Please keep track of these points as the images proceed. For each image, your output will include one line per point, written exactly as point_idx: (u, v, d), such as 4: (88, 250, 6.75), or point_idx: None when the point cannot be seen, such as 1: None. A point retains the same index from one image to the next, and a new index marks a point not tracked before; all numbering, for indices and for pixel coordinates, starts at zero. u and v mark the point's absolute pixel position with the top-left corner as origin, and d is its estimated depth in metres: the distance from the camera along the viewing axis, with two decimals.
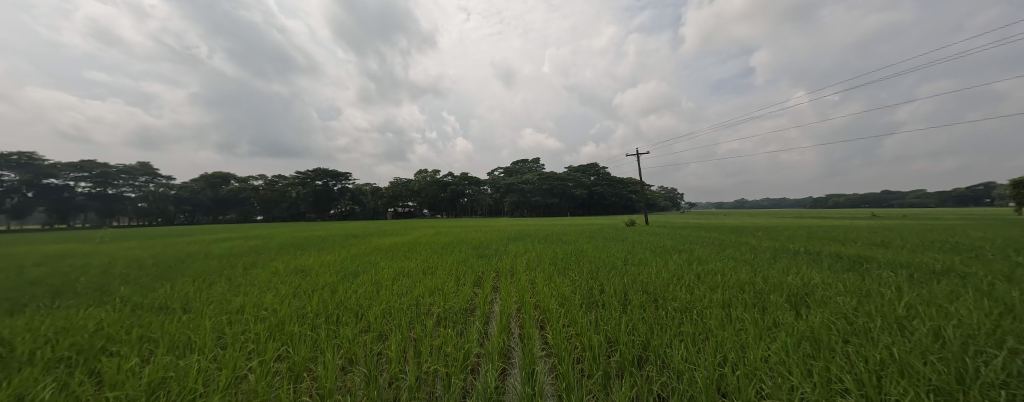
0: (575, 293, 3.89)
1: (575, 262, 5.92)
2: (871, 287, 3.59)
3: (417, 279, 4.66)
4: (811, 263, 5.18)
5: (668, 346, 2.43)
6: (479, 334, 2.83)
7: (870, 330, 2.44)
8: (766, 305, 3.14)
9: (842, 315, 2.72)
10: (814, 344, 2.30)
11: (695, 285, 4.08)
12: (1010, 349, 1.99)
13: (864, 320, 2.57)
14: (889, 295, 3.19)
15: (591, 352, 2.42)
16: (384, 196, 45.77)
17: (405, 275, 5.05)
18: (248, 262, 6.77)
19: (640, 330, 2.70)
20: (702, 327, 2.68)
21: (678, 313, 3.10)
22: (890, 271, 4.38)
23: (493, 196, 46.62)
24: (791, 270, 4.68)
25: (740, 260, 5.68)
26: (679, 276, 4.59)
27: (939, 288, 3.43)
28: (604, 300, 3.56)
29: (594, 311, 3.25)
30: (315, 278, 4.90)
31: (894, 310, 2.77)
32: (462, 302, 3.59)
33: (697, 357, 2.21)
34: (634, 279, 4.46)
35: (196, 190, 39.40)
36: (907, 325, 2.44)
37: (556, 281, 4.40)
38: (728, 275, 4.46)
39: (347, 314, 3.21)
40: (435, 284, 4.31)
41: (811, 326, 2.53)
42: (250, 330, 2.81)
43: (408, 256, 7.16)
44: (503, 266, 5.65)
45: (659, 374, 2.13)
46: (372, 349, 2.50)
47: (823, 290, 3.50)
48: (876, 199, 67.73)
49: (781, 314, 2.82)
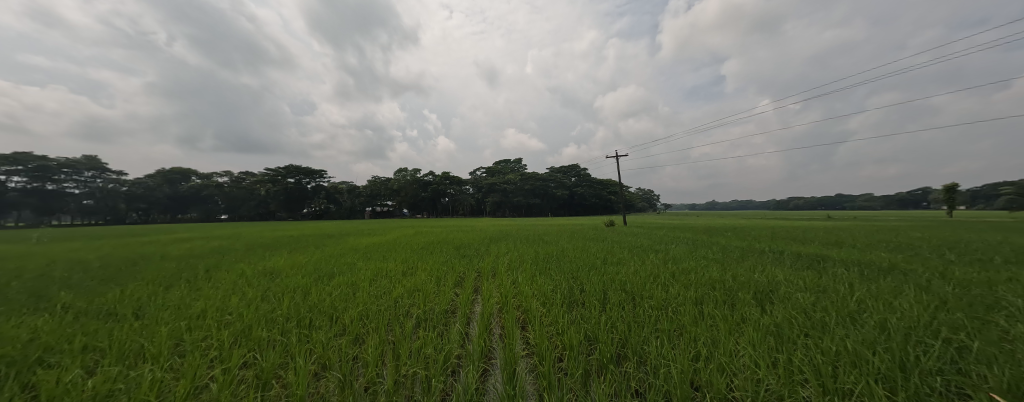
0: (556, 293, 3.94)
1: (555, 262, 6.01)
2: (827, 283, 3.88)
3: (397, 280, 4.59)
4: (775, 261, 5.55)
5: (645, 343, 2.50)
6: (460, 336, 2.79)
7: (826, 324, 2.63)
8: (734, 302, 3.31)
9: (801, 310, 2.92)
10: (778, 338, 2.44)
11: (669, 283, 4.26)
12: (945, 339, 2.20)
13: (822, 315, 2.76)
14: (843, 291, 3.46)
15: (571, 351, 2.45)
16: (362, 195, 44.40)
17: (384, 276, 4.92)
18: (211, 264, 6.33)
19: (619, 328, 2.76)
20: (677, 324, 2.79)
21: (655, 310, 3.21)
22: (843, 269, 4.76)
23: (476, 195, 46.27)
24: (757, 268, 5.00)
25: (711, 259, 5.99)
26: (655, 274, 4.79)
27: (885, 284, 3.76)
28: (585, 299, 3.63)
29: (574, 310, 3.30)
30: (286, 280, 4.66)
31: (847, 305, 3.00)
32: (442, 303, 3.51)
33: (673, 354, 2.29)
34: (613, 278, 4.58)
35: (151, 187, 37.00)
36: (857, 318, 2.66)
37: (537, 281, 4.45)
38: (700, 273, 4.71)
39: (321, 317, 3.08)
40: (414, 285, 4.24)
41: (775, 321, 2.68)
42: (212, 336, 2.62)
43: (388, 256, 7.01)
44: (484, 266, 5.64)
45: (637, 370, 2.19)
46: (349, 352, 2.42)
47: (786, 287, 3.74)
48: (830, 201, 73.53)
49: (749, 310, 2.99)
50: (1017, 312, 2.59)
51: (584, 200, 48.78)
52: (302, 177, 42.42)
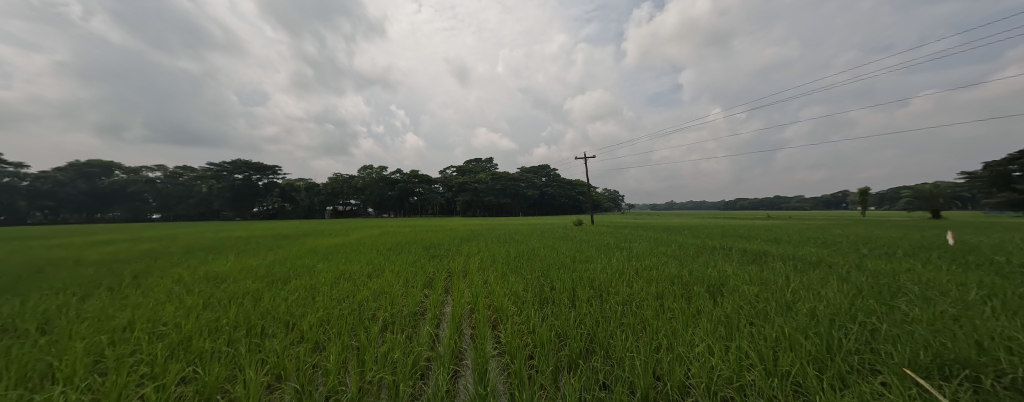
0: (527, 291, 3.98)
1: (525, 261, 6.06)
2: (768, 276, 4.32)
3: (363, 282, 4.38)
4: (725, 257, 6.06)
5: (612, 337, 2.61)
6: (429, 338, 2.72)
7: (767, 312, 2.93)
8: (691, 295, 3.56)
9: (747, 301, 3.22)
10: (728, 327, 2.66)
11: (633, 279, 4.49)
12: (860, 322, 2.55)
13: (764, 305, 3.07)
14: (780, 283, 3.87)
15: (542, 348, 2.49)
16: (322, 194, 41.67)
17: (347, 278, 4.66)
18: (139, 269, 5.57)
19: (587, 323, 2.86)
20: (641, 318, 2.95)
21: (620, 305, 3.36)
22: (781, 263, 5.32)
23: (445, 195, 45.29)
24: (710, 263, 5.42)
25: (670, 256, 6.41)
26: (620, 271, 5.02)
27: (814, 276, 4.26)
28: (555, 297, 3.71)
29: (545, 308, 3.35)
30: (234, 285, 4.25)
31: (785, 295, 3.35)
32: (411, 305, 3.40)
33: (637, 346, 2.41)
34: (581, 276, 4.73)
35: (60, 181, 30.04)
36: (793, 306, 2.99)
37: (508, 280, 4.47)
38: (660, 269, 5.02)
39: (276, 325, 2.85)
40: (380, 287, 4.05)
41: (725, 312, 2.93)
42: (142, 350, 2.31)
43: (352, 258, 6.65)
44: (455, 266, 5.55)
45: (604, 363, 2.28)
46: (307, 361, 2.25)
47: (734, 281, 4.10)
48: (770, 202, 81.87)
49: (703, 302, 3.23)
50: (912, 297, 3.07)
51: (554, 199, 49.86)
52: (253, 173, 38.86)
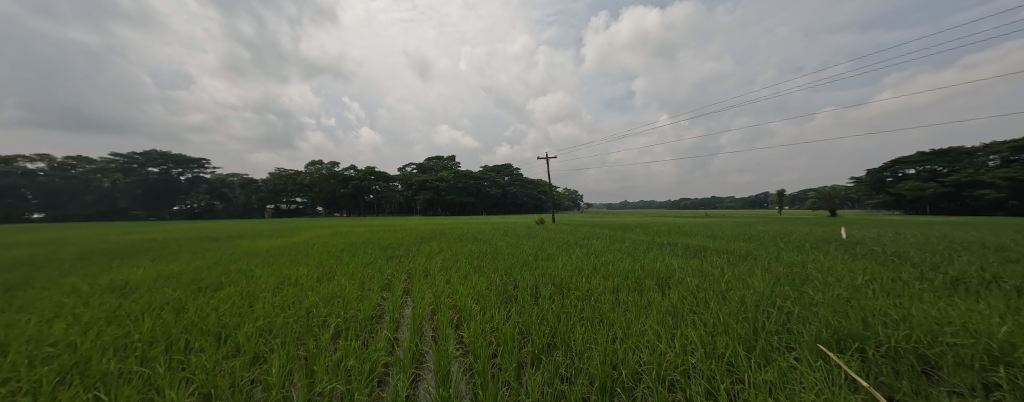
0: (490, 290, 3.97)
1: (488, 260, 6.04)
2: (707, 269, 4.81)
3: (313, 287, 4.03)
4: (672, 253, 6.61)
5: (572, 331, 2.71)
6: (388, 343, 2.58)
7: (705, 301, 3.26)
8: (642, 289, 3.84)
9: (690, 292, 3.56)
10: (674, 316, 2.91)
11: (592, 275, 4.71)
12: (779, 307, 2.95)
13: (703, 295, 3.41)
14: (717, 275, 4.33)
15: (505, 346, 2.50)
16: (262, 191, 37.50)
17: (293, 283, 4.25)
18: (12, 280, 4.52)
19: (549, 320, 2.94)
20: (598, 311, 3.11)
21: (580, 301, 3.51)
22: (718, 257, 5.95)
23: (405, 193, 43.33)
24: (659, 258, 5.88)
25: (625, 252, 6.82)
26: (580, 268, 5.23)
27: (744, 267, 4.84)
28: (518, 295, 3.75)
29: (508, 306, 3.38)
30: (149, 295, 3.65)
31: (720, 285, 3.77)
32: (367, 309, 3.20)
33: (595, 339, 2.53)
34: (543, 273, 4.85)
35: None
36: (726, 295, 3.36)
37: (471, 279, 4.42)
38: (616, 265, 5.33)
39: (204, 338, 2.50)
40: (332, 291, 3.76)
41: (672, 303, 3.20)
42: (18, 379, 1.88)
43: (298, 260, 6.08)
44: (415, 266, 5.35)
45: (565, 357, 2.35)
46: (243, 377, 2.01)
47: (679, 274, 4.50)
48: (707, 202, 91.22)
49: (653, 295, 3.50)
50: (817, 283, 3.64)
51: (516, 199, 50.43)
52: (173, 166, 33.64)
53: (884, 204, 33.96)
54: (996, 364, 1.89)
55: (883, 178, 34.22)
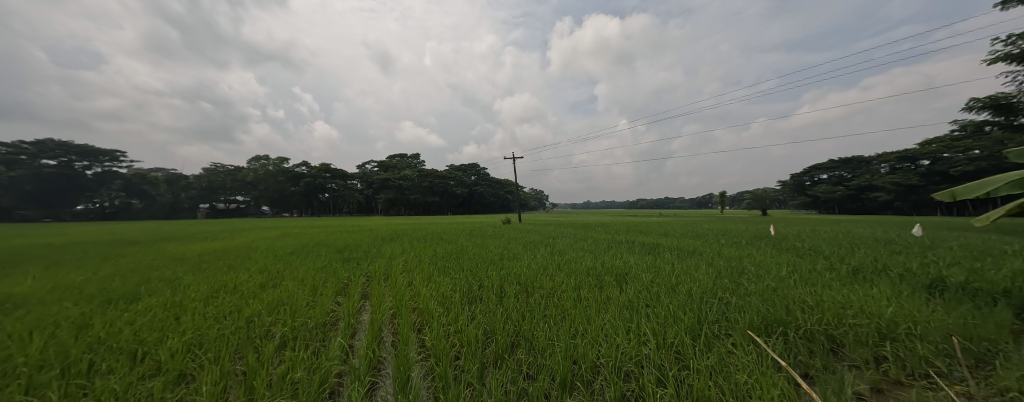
0: (455, 291, 3.90)
1: (454, 260, 5.93)
2: (660, 264, 5.17)
3: (255, 294, 3.65)
4: (629, 250, 7.00)
5: (536, 329, 2.76)
6: (342, 351, 2.42)
7: (658, 294, 3.50)
8: (603, 285, 4.02)
9: (645, 287, 3.80)
10: (630, 310, 3.09)
11: (556, 273, 4.84)
12: (720, 297, 3.26)
13: (657, 289, 3.66)
14: (669, 270, 4.67)
15: (469, 347, 2.47)
16: (194, 188, 33.27)
17: (231, 291, 3.82)
18: None
19: (514, 319, 2.96)
20: (561, 308, 3.19)
21: (544, 299, 3.58)
22: (669, 253, 6.42)
23: (364, 192, 41.01)
24: (618, 256, 6.19)
25: (587, 250, 7.09)
26: (545, 266, 5.34)
27: (691, 263, 5.27)
28: (483, 295, 3.73)
29: (473, 307, 3.34)
30: (39, 310, 3.05)
31: (671, 279, 4.07)
32: (319, 316, 2.97)
33: (558, 336, 2.59)
34: (509, 273, 4.87)
35: None
36: (676, 288, 3.64)
37: (435, 281, 4.30)
38: (578, 263, 5.53)
39: (113, 358, 2.15)
40: (279, 298, 3.45)
41: (629, 298, 3.39)
42: None
43: (238, 265, 5.48)
44: (375, 269, 5.09)
45: (528, 355, 2.39)
46: (164, 399, 1.75)
47: (636, 270, 4.79)
48: (661, 202, 98.10)
49: (612, 290, 3.69)
50: (750, 275, 4.08)
51: (483, 198, 50.14)
52: (76, 158, 28.51)
53: (803, 204, 39.17)
54: (883, 340, 2.26)
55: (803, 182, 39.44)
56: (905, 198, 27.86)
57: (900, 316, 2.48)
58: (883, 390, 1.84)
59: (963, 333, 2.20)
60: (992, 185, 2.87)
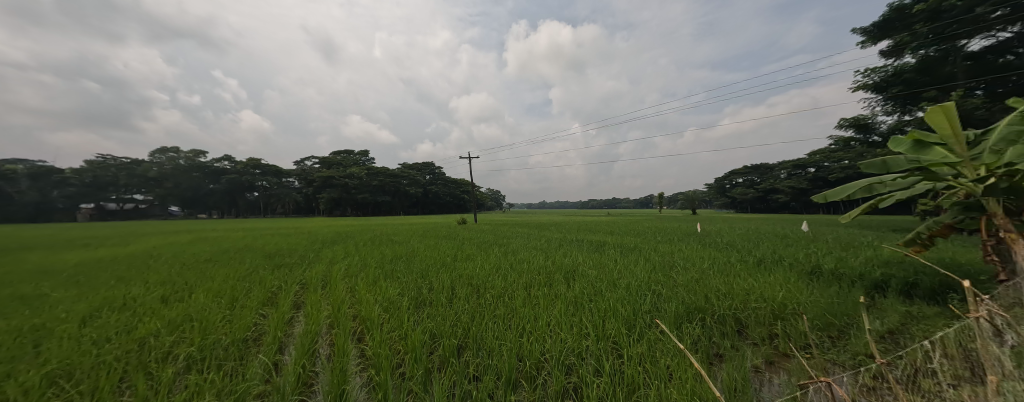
0: (402, 295, 3.73)
1: (403, 263, 5.66)
2: (605, 261, 5.52)
3: (153, 311, 3.08)
4: (578, 248, 7.35)
5: (484, 329, 2.76)
6: (264, 369, 2.17)
7: (601, 290, 3.73)
8: (552, 282, 4.18)
9: (590, 283, 4.03)
10: (574, 305, 3.25)
11: (507, 272, 4.89)
12: (653, 290, 3.59)
13: (600, 284, 3.90)
14: (613, 266, 5.01)
15: (413, 352, 2.38)
16: None
17: (119, 308, 3.17)
18: None
19: (462, 320, 2.92)
20: (511, 308, 3.24)
21: (494, 299, 3.59)
22: (613, 250, 6.88)
23: (303, 191, 37.15)
24: (568, 254, 6.47)
25: (539, 249, 7.28)
26: (497, 267, 5.36)
27: (632, 259, 5.72)
28: (432, 298, 3.63)
29: (420, 311, 3.23)
30: None
31: (613, 275, 4.38)
32: (238, 331, 2.63)
33: (505, 334, 2.63)
34: (461, 274, 4.80)
35: None
36: (617, 283, 3.92)
37: (380, 285, 4.06)
38: (530, 261, 5.66)
39: None
40: (187, 314, 2.96)
41: (575, 294, 3.57)
42: None
43: (133, 277, 4.57)
44: (312, 275, 4.65)
45: (475, 356, 2.39)
46: None
47: (583, 267, 5.05)
48: (610, 203, 104.84)
49: (560, 287, 3.84)
50: (679, 269, 4.55)
51: (437, 198, 48.63)
52: None
53: (725, 204, 44.92)
54: (775, 319, 2.70)
55: (725, 185, 45.21)
56: (798, 199, 33.51)
57: (787, 299, 2.98)
58: (773, 362, 2.21)
59: (830, 311, 2.72)
60: (849, 190, 3.58)
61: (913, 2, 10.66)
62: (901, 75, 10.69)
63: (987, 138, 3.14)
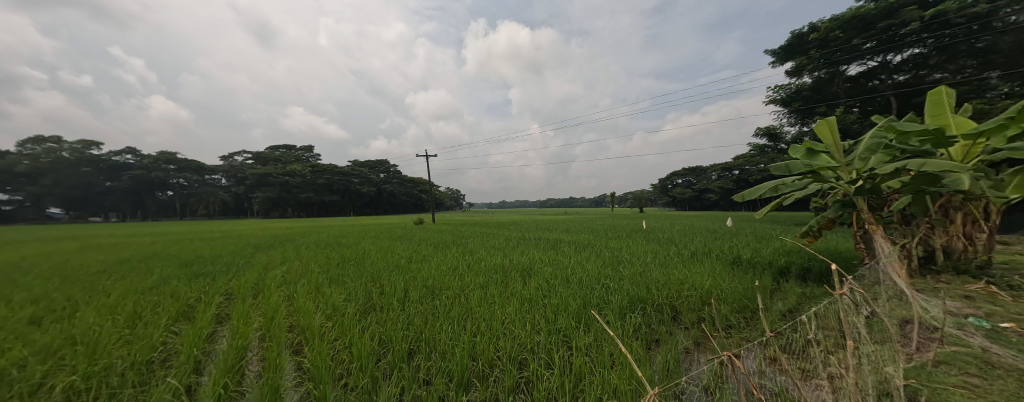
0: (349, 301, 3.49)
1: (352, 267, 5.29)
2: (560, 258, 5.73)
3: (18, 336, 2.49)
4: (535, 246, 7.54)
5: (438, 331, 2.70)
6: (174, 394, 1.88)
7: (554, 286, 3.86)
8: (508, 281, 4.21)
9: (545, 279, 4.15)
10: (529, 302, 3.32)
11: (464, 272, 4.83)
12: (602, 284, 3.81)
13: (554, 281, 4.03)
14: (567, 263, 5.22)
15: (359, 360, 2.25)
16: None
17: None
18: None
19: (415, 323, 2.83)
20: (466, 308, 3.21)
21: (450, 300, 3.53)
22: (568, 247, 7.17)
23: (232, 189, 32.76)
24: (525, 252, 6.59)
25: (497, 248, 7.31)
26: (454, 267, 5.26)
27: (585, 255, 6.01)
28: (382, 303, 3.45)
29: (369, 316, 3.05)
30: None
31: (567, 271, 4.55)
32: (141, 353, 2.24)
33: (459, 335, 2.60)
34: (415, 276, 4.63)
35: None
36: (570, 279, 4.09)
37: (324, 291, 3.74)
38: (488, 261, 5.65)
39: None
40: (68, 337, 2.45)
41: (530, 291, 3.65)
42: None
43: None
44: (241, 283, 4.13)
45: (427, 360, 2.33)
46: None
47: (539, 264, 5.19)
48: (567, 202, 108.71)
49: (516, 285, 3.90)
50: (626, 263, 4.90)
51: (393, 198, 46.29)
52: None
53: (668, 202, 49.31)
54: (702, 305, 3.04)
55: (667, 185, 49.61)
56: (726, 197, 38.07)
57: (713, 287, 3.37)
58: (700, 343, 2.50)
59: (745, 295, 3.15)
60: (761, 189, 4.14)
61: (809, 31, 12.75)
62: (801, 93, 12.75)
63: (856, 148, 3.89)
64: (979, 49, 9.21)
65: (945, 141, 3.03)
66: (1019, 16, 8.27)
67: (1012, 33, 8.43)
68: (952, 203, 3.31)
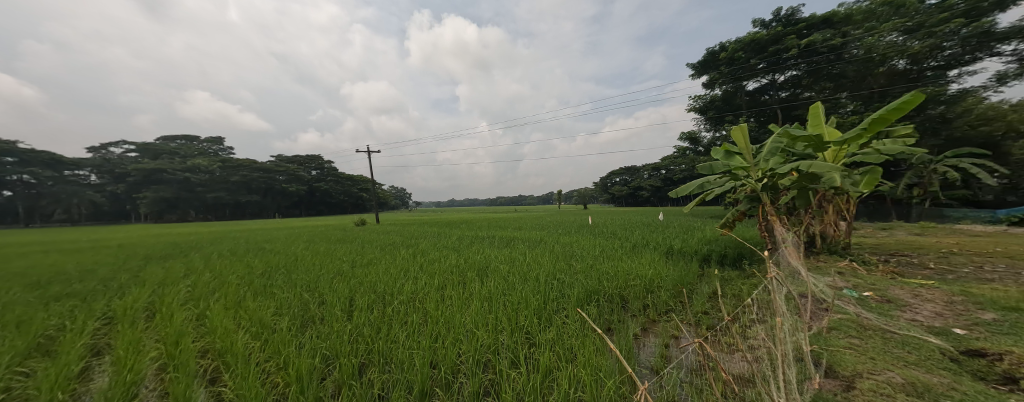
0: (281, 314, 3.04)
1: (284, 275, 4.62)
2: (515, 255, 5.79)
3: None
4: (490, 245, 7.49)
5: (393, 340, 2.48)
6: None
7: (512, 284, 3.87)
8: (465, 281, 4.11)
9: (503, 278, 4.13)
10: (488, 301, 3.26)
11: (417, 274, 4.58)
12: (559, 279, 3.93)
13: (512, 278, 4.04)
14: (523, 260, 5.28)
15: (300, 382, 1.96)
16: None
17: None
18: None
19: (364, 334, 2.57)
20: (422, 312, 3.03)
21: (403, 305, 3.29)
22: (523, 245, 7.28)
23: None
24: (480, 251, 6.50)
25: (451, 248, 7.10)
26: (405, 269, 4.96)
27: (540, 251, 6.17)
28: (325, 313, 3.08)
29: (309, 330, 2.69)
30: None
31: (523, 269, 4.60)
32: None
33: (417, 342, 2.42)
34: (361, 281, 4.24)
35: None
36: (527, 276, 4.13)
37: (247, 306, 3.19)
38: (442, 261, 5.45)
39: None
40: None
41: (489, 290, 3.59)
42: None
43: None
44: (127, 303, 3.30)
45: (381, 373, 2.13)
46: None
47: (496, 263, 5.16)
48: (516, 200, 110.73)
49: (473, 285, 3.82)
50: (578, 257, 5.15)
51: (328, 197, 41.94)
52: None
53: (608, 199, 53.44)
54: (647, 293, 3.34)
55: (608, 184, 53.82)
56: (656, 194, 42.71)
57: (654, 275, 3.71)
58: (648, 328, 2.74)
59: (682, 281, 3.54)
60: (690, 186, 4.66)
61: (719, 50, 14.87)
62: (714, 103, 14.80)
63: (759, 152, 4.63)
64: (835, 74, 11.77)
65: (821, 146, 3.78)
66: (859, 51, 10.73)
67: (854, 63, 10.92)
68: (825, 198, 4.16)
